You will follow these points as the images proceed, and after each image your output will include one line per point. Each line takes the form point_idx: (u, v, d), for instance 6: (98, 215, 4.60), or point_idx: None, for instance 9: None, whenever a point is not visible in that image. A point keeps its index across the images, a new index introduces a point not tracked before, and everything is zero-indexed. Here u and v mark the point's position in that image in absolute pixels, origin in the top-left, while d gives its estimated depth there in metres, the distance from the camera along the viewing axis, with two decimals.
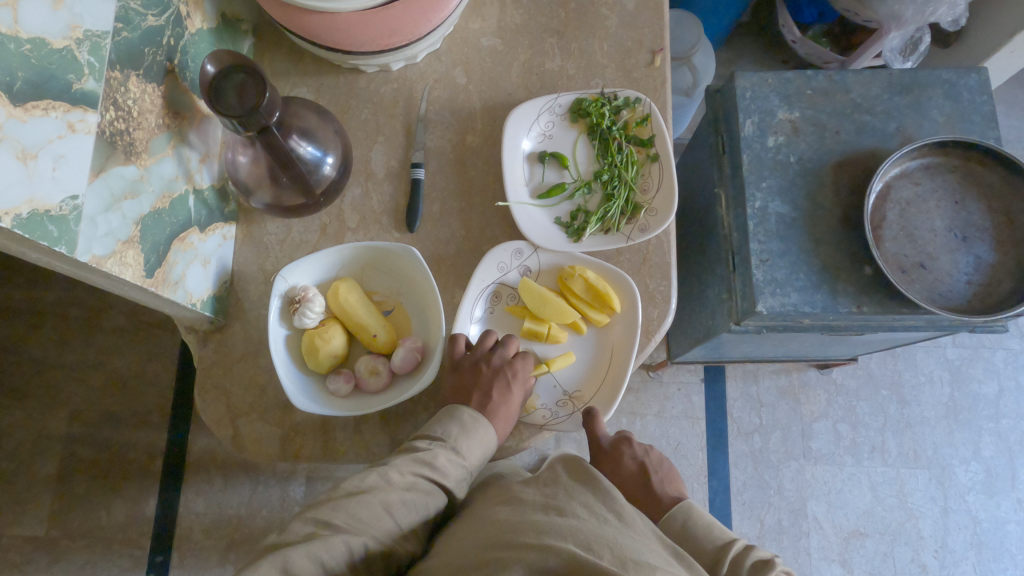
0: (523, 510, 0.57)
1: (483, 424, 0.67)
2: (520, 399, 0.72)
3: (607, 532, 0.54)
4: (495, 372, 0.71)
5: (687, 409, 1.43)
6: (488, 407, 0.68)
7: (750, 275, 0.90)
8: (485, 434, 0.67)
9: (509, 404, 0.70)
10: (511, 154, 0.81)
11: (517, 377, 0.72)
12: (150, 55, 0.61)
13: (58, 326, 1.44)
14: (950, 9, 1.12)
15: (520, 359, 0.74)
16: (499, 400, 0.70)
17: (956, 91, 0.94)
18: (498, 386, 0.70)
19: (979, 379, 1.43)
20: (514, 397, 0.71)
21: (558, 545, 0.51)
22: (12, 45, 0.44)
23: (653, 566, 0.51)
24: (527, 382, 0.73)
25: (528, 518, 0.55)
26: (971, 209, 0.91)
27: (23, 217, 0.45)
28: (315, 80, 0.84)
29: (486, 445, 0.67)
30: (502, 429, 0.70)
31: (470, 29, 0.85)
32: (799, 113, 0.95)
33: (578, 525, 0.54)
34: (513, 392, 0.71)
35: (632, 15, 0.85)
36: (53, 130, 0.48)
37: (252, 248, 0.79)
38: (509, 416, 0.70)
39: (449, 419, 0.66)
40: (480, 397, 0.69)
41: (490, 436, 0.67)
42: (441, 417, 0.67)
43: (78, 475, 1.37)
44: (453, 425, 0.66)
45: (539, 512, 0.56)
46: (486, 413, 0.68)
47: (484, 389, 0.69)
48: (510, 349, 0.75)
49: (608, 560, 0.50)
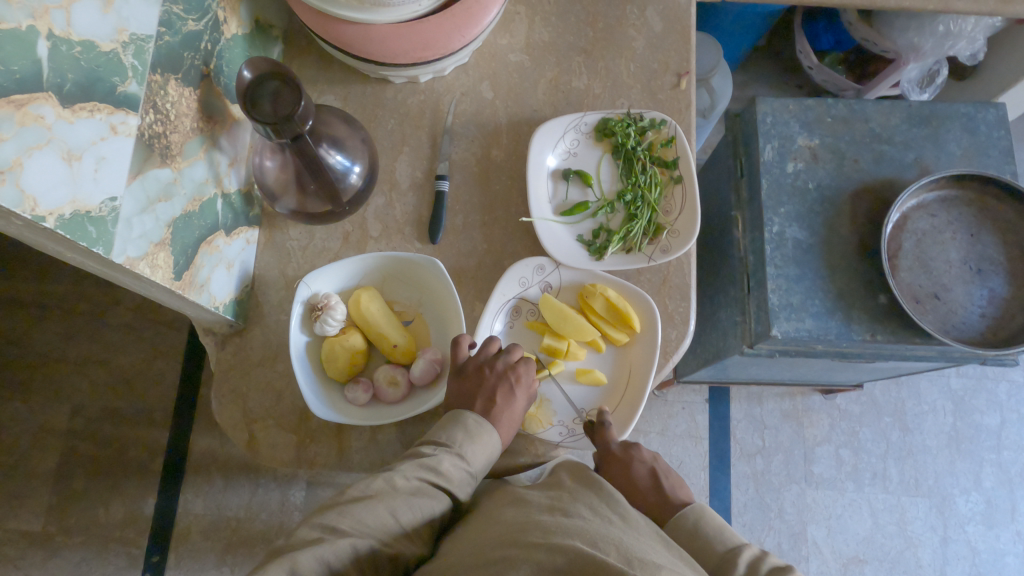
0: (529, 510, 0.58)
1: (487, 430, 0.66)
2: (524, 405, 0.71)
3: (612, 531, 0.54)
4: (499, 377, 0.69)
5: (691, 428, 1.43)
6: (491, 412, 0.67)
7: (765, 299, 0.91)
8: (490, 440, 0.66)
9: (512, 409, 0.69)
10: (536, 170, 0.82)
11: (520, 382, 0.71)
12: (189, 59, 0.61)
13: (64, 321, 1.43)
14: (969, 44, 1.13)
15: (524, 364, 0.72)
16: (503, 403, 0.68)
17: (973, 125, 0.96)
18: (501, 390, 0.69)
19: (982, 410, 1.43)
20: (518, 401, 0.69)
21: (565, 544, 0.51)
22: (64, 47, 0.45)
23: (657, 565, 0.50)
24: (530, 388, 0.71)
25: (535, 518, 0.56)
26: (986, 241, 0.92)
27: (66, 217, 0.45)
28: (343, 88, 0.85)
29: (490, 449, 0.66)
30: (506, 434, 0.69)
31: (498, 45, 0.86)
32: (819, 140, 0.96)
33: (584, 525, 0.55)
34: (516, 398, 0.70)
35: (660, 37, 0.86)
36: (96, 132, 0.48)
37: (274, 253, 0.79)
38: (511, 422, 0.69)
39: (454, 425, 0.65)
40: (484, 402, 0.68)
41: (495, 442, 0.66)
42: (446, 422, 0.66)
43: (78, 471, 1.36)
44: (458, 430, 0.64)
45: (544, 513, 0.57)
46: (490, 418, 0.67)
47: (487, 394, 0.68)
48: (514, 355, 0.72)
49: (614, 557, 0.50)
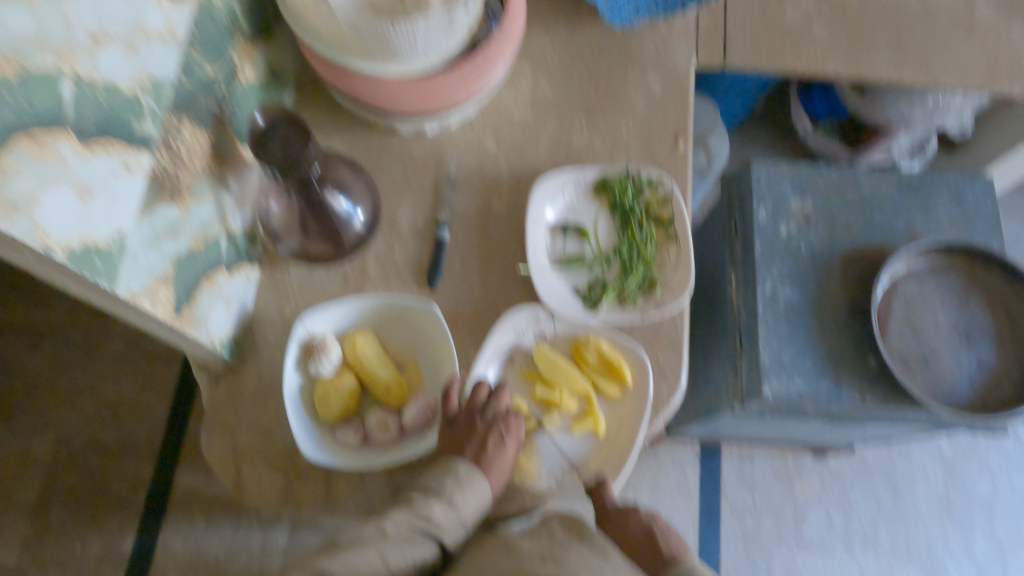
0: (522, 559, 0.57)
1: (477, 478, 0.66)
2: (513, 454, 0.72)
3: None
4: (489, 428, 0.71)
5: (680, 484, 1.42)
6: (483, 459, 0.69)
7: (757, 357, 0.92)
8: (481, 488, 0.66)
9: (503, 458, 0.70)
10: (535, 221, 0.83)
11: (510, 432, 0.72)
12: (204, 103, 0.63)
13: (56, 352, 1.43)
14: (957, 119, 1.17)
15: (512, 415, 0.73)
16: (494, 454, 0.70)
17: (961, 195, 0.99)
18: (492, 440, 0.70)
19: (973, 476, 1.43)
20: (508, 451, 0.71)
21: None
22: (87, 89, 0.46)
23: None
24: (519, 437, 0.73)
25: (530, 567, 0.56)
26: (975, 308, 0.93)
27: (75, 251, 0.46)
28: (351, 135, 0.87)
29: (481, 497, 0.66)
30: (496, 484, 0.70)
31: (503, 100, 0.89)
32: (811, 203, 0.98)
33: None
34: (506, 448, 0.71)
35: (659, 99, 0.89)
36: (111, 169, 0.50)
37: (273, 291, 0.80)
38: (501, 472, 0.70)
39: (445, 473, 0.65)
40: (475, 451, 0.69)
41: (485, 490, 0.67)
42: (437, 471, 0.66)
43: (58, 504, 1.34)
44: (449, 478, 0.65)
45: (538, 562, 0.57)
46: (481, 467, 0.68)
47: (477, 444, 0.69)
48: (502, 402, 0.74)
49: None
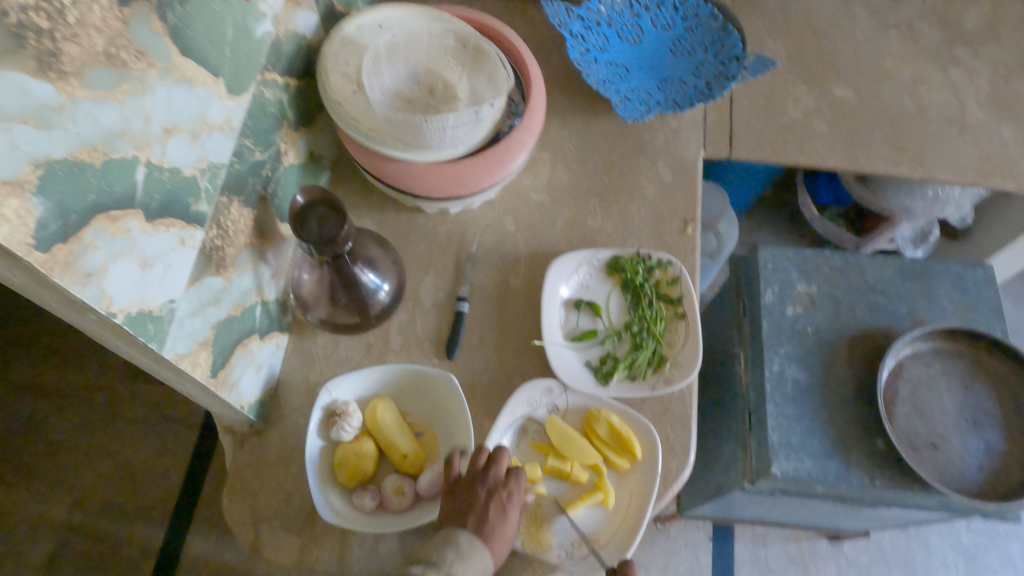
0: None
1: (478, 549, 0.64)
2: (517, 521, 0.70)
3: None
4: (489, 495, 0.70)
5: (693, 567, 1.40)
6: (484, 529, 0.67)
7: (765, 436, 0.93)
8: (483, 560, 0.64)
9: (506, 525, 0.68)
10: (551, 298, 0.88)
11: (511, 498, 0.71)
12: (251, 185, 0.69)
13: (82, 414, 1.47)
14: (957, 209, 1.23)
15: (513, 480, 0.72)
16: (495, 521, 0.68)
17: (963, 284, 1.02)
18: (493, 508, 0.69)
19: (995, 569, 1.39)
20: (510, 519, 0.69)
21: None
22: (156, 173, 0.52)
23: None
24: (521, 502, 0.71)
25: None
26: (980, 393, 0.95)
27: (132, 314, 0.51)
28: (380, 214, 0.94)
29: (484, 569, 0.64)
30: (500, 552, 0.68)
31: (523, 185, 0.95)
32: (817, 287, 1.02)
33: None
34: (509, 515, 0.69)
35: (669, 187, 0.95)
36: (168, 243, 0.55)
37: (299, 358, 0.84)
38: (506, 539, 0.68)
39: (445, 544, 0.64)
40: (476, 521, 0.67)
41: (488, 562, 0.65)
42: (438, 541, 0.65)
43: (68, 566, 1.34)
44: (449, 549, 0.63)
45: None
46: (481, 536, 0.66)
47: (478, 514, 0.68)
48: (502, 467, 0.73)
49: None
